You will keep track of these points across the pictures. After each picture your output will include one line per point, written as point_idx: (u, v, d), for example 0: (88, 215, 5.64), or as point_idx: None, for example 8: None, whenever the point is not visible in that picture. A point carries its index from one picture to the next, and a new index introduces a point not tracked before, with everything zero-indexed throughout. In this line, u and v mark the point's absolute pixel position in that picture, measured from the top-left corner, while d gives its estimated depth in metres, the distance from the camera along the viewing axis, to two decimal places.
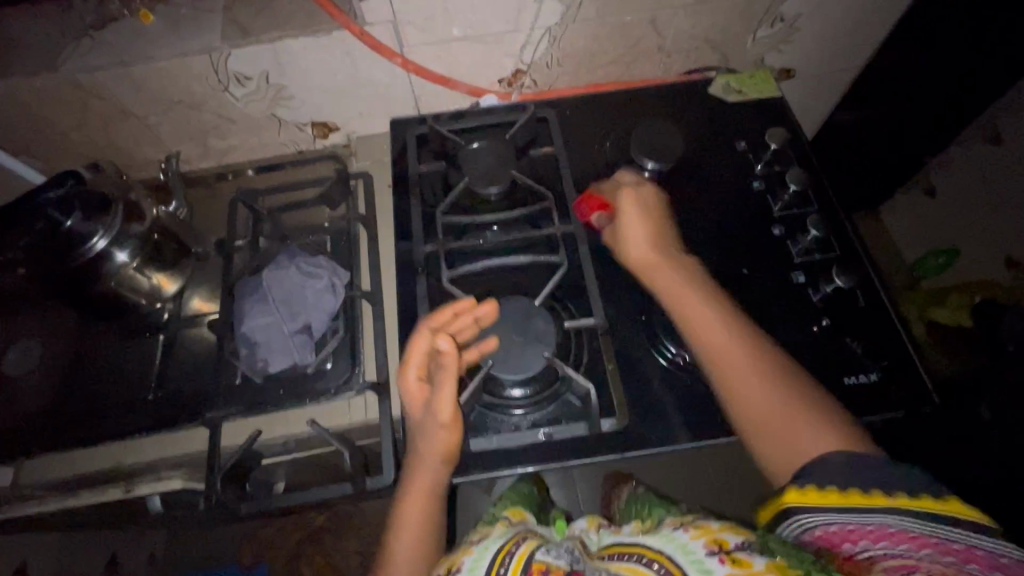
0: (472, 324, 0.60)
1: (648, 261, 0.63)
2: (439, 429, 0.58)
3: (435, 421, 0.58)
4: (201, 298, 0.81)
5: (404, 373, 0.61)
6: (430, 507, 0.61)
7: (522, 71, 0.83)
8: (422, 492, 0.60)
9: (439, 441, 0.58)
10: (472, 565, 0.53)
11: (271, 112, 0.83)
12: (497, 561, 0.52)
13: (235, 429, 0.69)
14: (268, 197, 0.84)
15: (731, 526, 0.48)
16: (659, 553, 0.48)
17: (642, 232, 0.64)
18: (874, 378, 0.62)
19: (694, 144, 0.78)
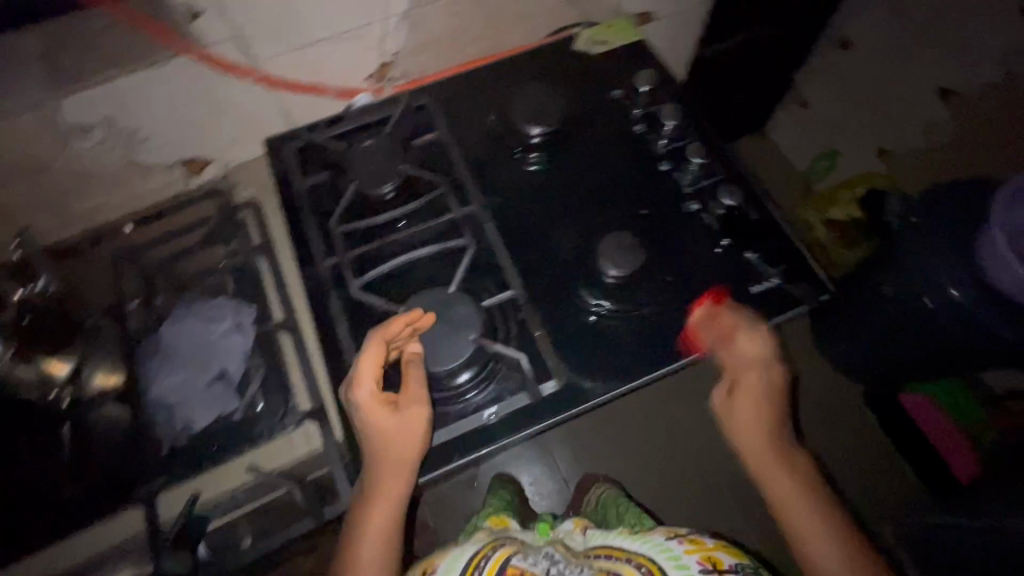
0: (410, 335, 0.60)
1: (749, 413, 0.60)
2: (406, 434, 0.57)
3: (404, 431, 0.57)
4: (102, 372, 0.70)
5: (355, 389, 0.58)
6: (394, 523, 0.60)
7: (389, 64, 0.81)
8: (386, 505, 0.59)
9: (409, 445, 0.57)
10: (449, 564, 0.59)
11: (130, 159, 0.76)
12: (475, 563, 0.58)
13: (172, 497, 0.65)
14: (152, 251, 0.78)
15: (724, 547, 0.58)
16: (650, 560, 0.57)
17: (752, 397, 0.60)
18: (777, 282, 0.67)
19: (573, 102, 0.79)
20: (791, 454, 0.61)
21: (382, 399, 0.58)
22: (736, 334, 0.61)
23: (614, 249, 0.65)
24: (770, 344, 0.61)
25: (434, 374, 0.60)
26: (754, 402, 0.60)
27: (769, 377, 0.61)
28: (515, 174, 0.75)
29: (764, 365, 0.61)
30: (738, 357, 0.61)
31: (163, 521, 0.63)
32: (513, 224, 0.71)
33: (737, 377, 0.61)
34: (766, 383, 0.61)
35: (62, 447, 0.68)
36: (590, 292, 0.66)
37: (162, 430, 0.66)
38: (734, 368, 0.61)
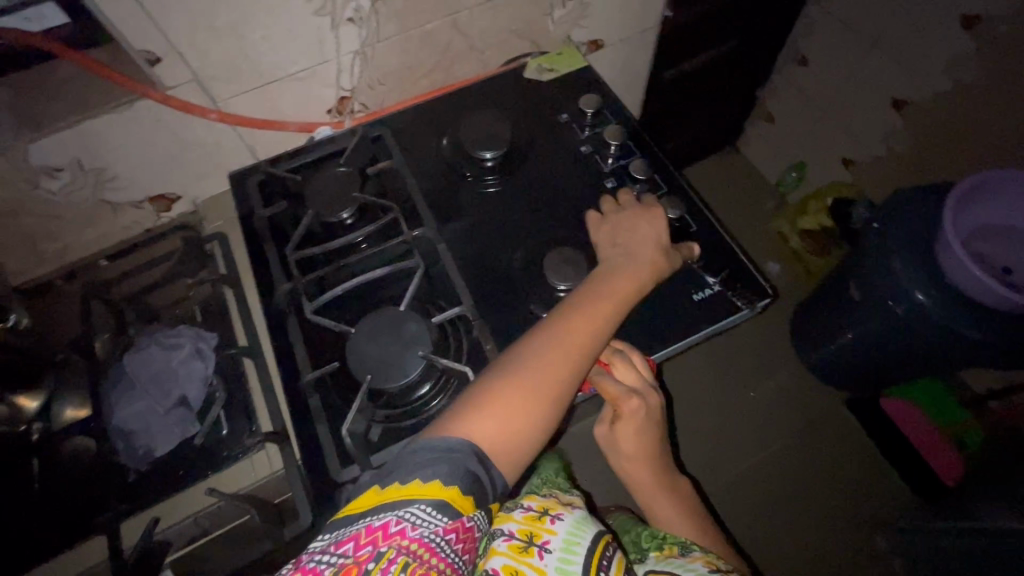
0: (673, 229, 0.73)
1: (627, 437, 0.65)
2: (656, 261, 0.66)
3: (634, 276, 0.64)
4: (72, 404, 0.72)
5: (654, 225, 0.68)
6: (569, 374, 0.58)
7: (347, 98, 0.85)
8: (575, 347, 0.59)
9: (618, 292, 0.63)
10: (573, 524, 0.61)
11: (99, 198, 0.80)
12: (595, 558, 0.58)
13: (135, 523, 0.66)
14: (124, 285, 0.81)
15: None
16: None
17: (628, 428, 0.64)
18: (718, 287, 0.69)
19: (523, 127, 0.83)
20: (660, 463, 0.68)
21: (612, 237, 0.69)
22: (614, 368, 0.64)
23: (561, 264, 0.69)
24: (647, 376, 0.65)
25: (389, 390, 0.62)
26: (632, 430, 0.65)
27: (648, 401, 0.64)
28: (468, 197, 0.78)
29: (644, 395, 0.63)
30: (614, 389, 0.63)
31: (125, 548, 0.64)
32: (466, 244, 0.74)
33: (615, 408, 0.64)
34: (647, 408, 0.64)
35: (32, 481, 0.69)
36: (540, 306, 0.69)
37: (124, 459, 0.68)
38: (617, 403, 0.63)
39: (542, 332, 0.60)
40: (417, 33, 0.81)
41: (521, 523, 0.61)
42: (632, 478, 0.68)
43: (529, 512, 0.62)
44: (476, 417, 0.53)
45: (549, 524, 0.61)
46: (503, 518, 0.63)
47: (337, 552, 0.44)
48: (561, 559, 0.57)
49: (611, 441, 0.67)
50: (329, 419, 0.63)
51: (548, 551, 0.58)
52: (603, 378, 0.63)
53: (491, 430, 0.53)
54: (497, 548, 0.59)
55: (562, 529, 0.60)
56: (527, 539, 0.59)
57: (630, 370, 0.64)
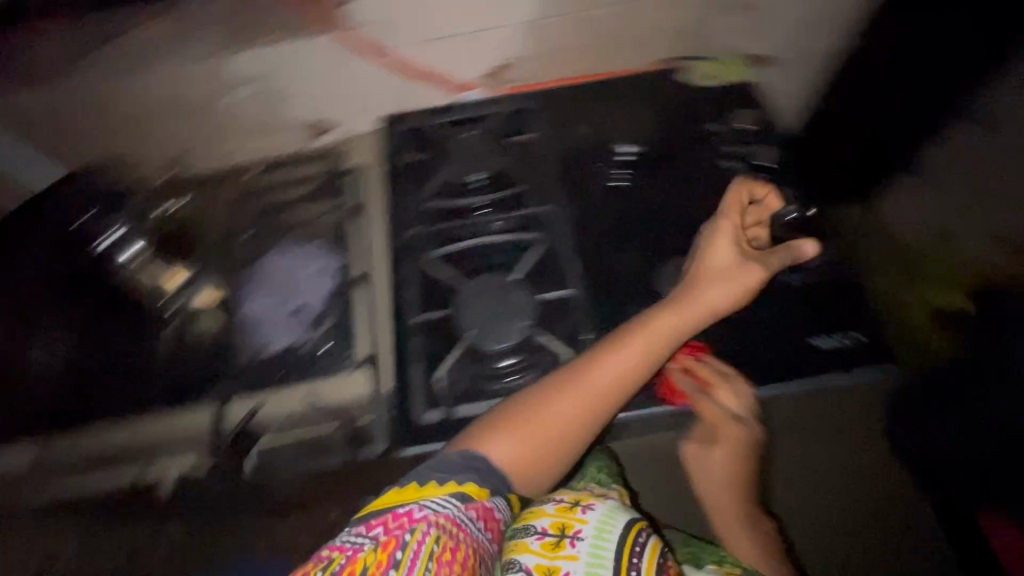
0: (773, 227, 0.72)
1: (717, 459, 0.67)
2: (721, 289, 0.64)
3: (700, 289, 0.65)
4: (209, 289, 0.81)
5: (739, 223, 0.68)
6: (596, 408, 0.58)
7: (506, 65, 0.84)
8: (603, 385, 0.59)
9: (664, 325, 0.63)
10: (607, 513, 0.52)
11: (267, 113, 0.86)
12: (628, 546, 0.49)
13: (240, 404, 0.72)
14: (269, 196, 0.88)
15: None
16: None
17: (722, 448, 0.67)
18: (836, 338, 0.68)
19: (666, 127, 0.82)
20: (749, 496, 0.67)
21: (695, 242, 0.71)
22: (718, 389, 0.68)
23: (675, 272, 0.71)
24: (751, 404, 0.68)
25: (488, 350, 0.67)
26: (726, 451, 0.66)
27: (744, 428, 0.67)
28: (595, 187, 0.78)
29: (745, 423, 0.67)
30: (710, 407, 0.67)
31: (228, 422, 0.71)
32: (588, 230, 0.74)
33: (711, 428, 0.68)
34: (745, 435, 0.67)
35: (162, 346, 0.78)
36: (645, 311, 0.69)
37: (243, 347, 0.76)
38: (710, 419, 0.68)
39: (578, 359, 0.61)
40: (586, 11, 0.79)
41: (551, 515, 0.52)
42: (714, 507, 0.67)
43: (560, 503, 0.53)
44: (500, 435, 0.55)
45: (580, 513, 0.52)
46: (531, 514, 0.53)
47: (368, 535, 0.43)
48: (595, 546, 0.48)
49: (700, 460, 0.68)
50: (425, 361, 0.68)
51: (581, 540, 0.49)
52: (703, 394, 0.68)
53: (514, 446, 0.54)
54: (527, 545, 0.49)
55: (596, 516, 0.51)
56: (559, 531, 0.49)
57: (739, 393, 0.68)
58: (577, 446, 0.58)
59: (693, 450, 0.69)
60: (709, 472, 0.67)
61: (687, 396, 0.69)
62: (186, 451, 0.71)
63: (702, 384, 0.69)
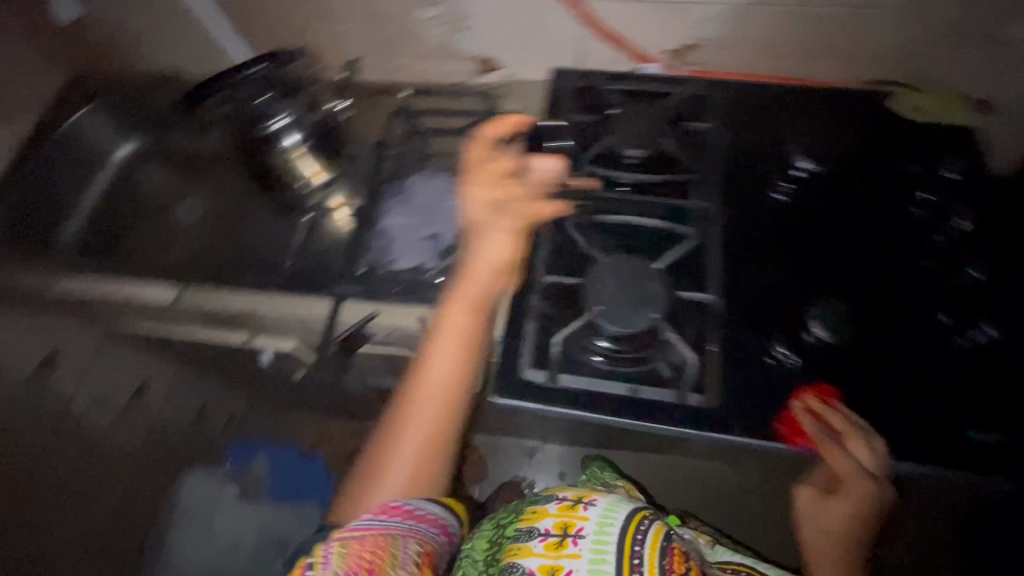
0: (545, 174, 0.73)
1: (828, 513, 0.60)
2: (472, 319, 0.65)
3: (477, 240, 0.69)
4: (341, 195, 0.87)
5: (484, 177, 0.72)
6: (453, 418, 0.64)
7: (693, 47, 0.80)
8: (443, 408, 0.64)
9: (444, 361, 0.64)
10: (607, 508, 0.62)
11: (446, 40, 0.87)
12: (629, 536, 0.58)
13: (356, 307, 0.75)
14: (423, 119, 0.90)
15: None
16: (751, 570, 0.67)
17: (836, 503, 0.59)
18: (998, 438, 0.58)
19: (853, 157, 0.75)
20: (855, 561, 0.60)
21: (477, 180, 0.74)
22: (846, 437, 0.58)
23: (824, 311, 0.65)
24: (885, 461, 0.57)
25: (608, 332, 0.63)
26: (840, 508, 0.59)
27: (872, 490, 0.58)
28: (753, 194, 0.73)
29: (879, 484, 0.57)
30: (832, 454, 0.58)
31: (340, 322, 0.74)
32: (738, 241, 0.70)
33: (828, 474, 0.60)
34: (871, 497, 0.58)
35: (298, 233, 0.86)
36: (779, 339, 0.64)
37: (370, 254, 0.78)
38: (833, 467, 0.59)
39: (405, 394, 0.65)
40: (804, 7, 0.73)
41: (554, 517, 0.62)
42: (815, 562, 0.61)
43: (563, 503, 0.63)
44: (382, 486, 0.61)
45: (581, 511, 0.62)
46: (536, 515, 0.63)
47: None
48: (595, 543, 0.58)
49: (813, 511, 0.61)
50: (538, 322, 0.66)
51: (582, 538, 0.59)
52: (825, 436, 0.58)
53: (402, 482, 0.62)
54: (532, 548, 0.59)
55: (594, 515, 0.60)
56: (562, 530, 0.60)
57: (872, 447, 0.57)
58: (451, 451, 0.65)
59: (801, 494, 0.62)
60: (812, 522, 0.61)
61: (814, 441, 0.58)
62: (292, 334, 0.76)
63: (828, 427, 0.58)
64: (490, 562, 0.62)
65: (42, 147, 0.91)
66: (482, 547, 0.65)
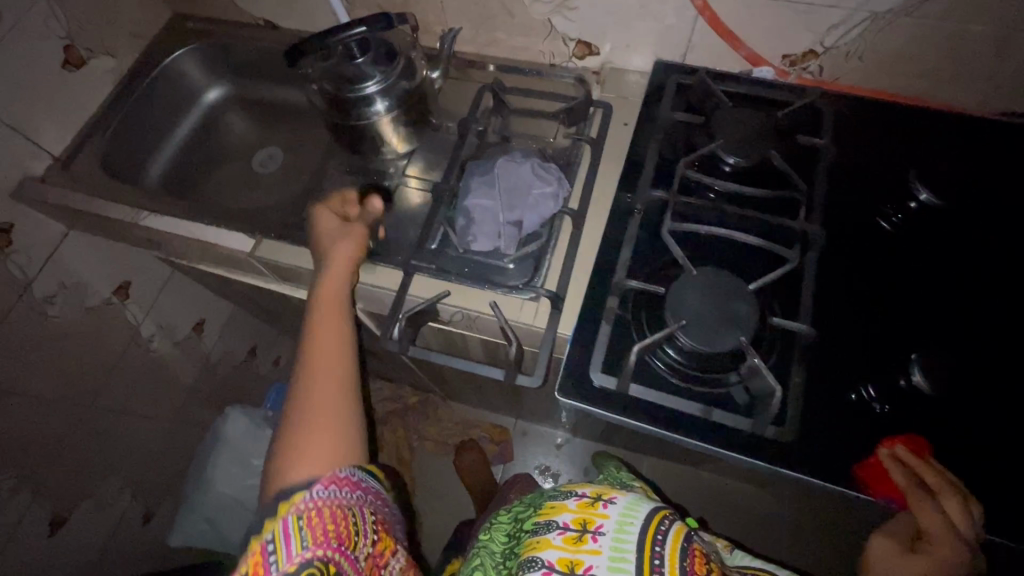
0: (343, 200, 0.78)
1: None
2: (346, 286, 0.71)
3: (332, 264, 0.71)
4: (418, 166, 0.87)
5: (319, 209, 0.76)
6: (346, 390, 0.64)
7: (814, 54, 0.75)
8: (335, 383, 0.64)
9: (331, 334, 0.67)
10: (627, 505, 0.53)
11: (549, 18, 0.84)
12: (650, 535, 0.49)
13: (427, 282, 0.74)
14: (512, 97, 0.88)
15: None
16: None
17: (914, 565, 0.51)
18: None
19: (984, 194, 0.68)
20: None
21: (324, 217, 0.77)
22: (938, 492, 0.52)
23: (940, 361, 0.58)
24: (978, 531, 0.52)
25: (688, 347, 0.59)
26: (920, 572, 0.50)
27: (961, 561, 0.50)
28: (856, 221, 0.69)
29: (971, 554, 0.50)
30: (920, 506, 0.52)
31: (409, 294, 0.73)
32: (834, 269, 0.66)
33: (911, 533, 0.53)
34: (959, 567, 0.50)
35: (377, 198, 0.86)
36: (872, 381, 0.59)
37: (453, 235, 0.73)
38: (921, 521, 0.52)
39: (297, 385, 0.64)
40: (950, 25, 0.67)
41: (573, 513, 0.53)
42: None
43: (583, 498, 0.55)
44: (293, 466, 0.57)
45: (602, 509, 0.53)
46: (554, 509, 0.55)
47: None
48: (614, 542, 0.49)
49: (886, 569, 0.52)
50: (612, 325, 0.64)
51: (602, 535, 0.50)
52: (914, 484, 0.53)
53: (313, 454, 0.58)
54: (550, 540, 0.52)
55: (615, 514, 0.51)
56: (581, 526, 0.51)
57: (967, 511, 0.52)
58: (360, 413, 0.64)
59: (872, 550, 0.54)
60: None
61: (904, 493, 0.53)
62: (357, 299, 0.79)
63: (920, 476, 0.53)
64: (509, 556, 0.58)
65: (144, 85, 0.95)
66: (502, 538, 0.62)
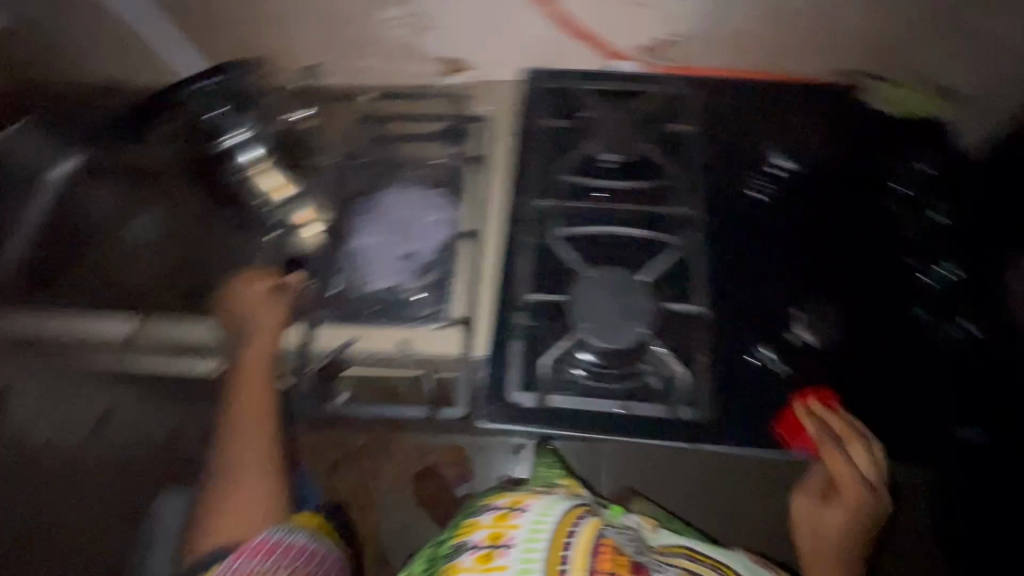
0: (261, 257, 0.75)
1: (827, 527, 0.56)
2: (271, 344, 0.67)
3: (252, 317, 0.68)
4: (307, 209, 0.80)
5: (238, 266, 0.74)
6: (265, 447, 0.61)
7: (672, 43, 0.77)
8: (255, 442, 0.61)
9: (254, 394, 0.63)
10: (540, 511, 0.51)
11: (411, 42, 0.83)
12: (561, 536, 0.47)
13: (327, 333, 0.68)
14: (390, 125, 0.86)
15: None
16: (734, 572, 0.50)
17: (835, 519, 0.55)
18: (982, 435, 0.60)
19: (834, 152, 0.74)
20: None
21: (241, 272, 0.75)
22: (845, 440, 0.57)
23: (811, 316, 0.65)
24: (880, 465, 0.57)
25: (596, 347, 0.62)
26: (839, 516, 0.55)
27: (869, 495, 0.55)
28: (734, 196, 0.72)
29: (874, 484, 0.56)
30: (831, 455, 0.57)
31: (312, 348, 0.68)
32: (721, 246, 0.69)
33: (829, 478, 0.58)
34: (868, 502, 0.55)
35: None
36: (765, 343, 0.64)
37: (346, 277, 0.72)
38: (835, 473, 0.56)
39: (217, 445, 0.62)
40: (779, 1, 0.72)
41: (486, 531, 0.50)
42: None
43: (496, 511, 0.52)
44: (208, 534, 0.55)
45: (513, 519, 0.50)
46: (469, 529, 0.52)
47: None
48: (523, 552, 0.46)
49: (810, 518, 0.57)
50: (525, 339, 0.65)
51: (512, 547, 0.47)
52: (827, 436, 0.58)
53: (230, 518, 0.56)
54: (461, 564, 0.48)
55: (526, 520, 0.49)
56: (493, 542, 0.48)
57: (867, 451, 0.57)
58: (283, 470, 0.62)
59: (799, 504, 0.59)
60: (807, 538, 0.57)
61: (814, 443, 0.58)
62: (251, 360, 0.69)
63: (829, 424, 0.58)
64: None
65: None
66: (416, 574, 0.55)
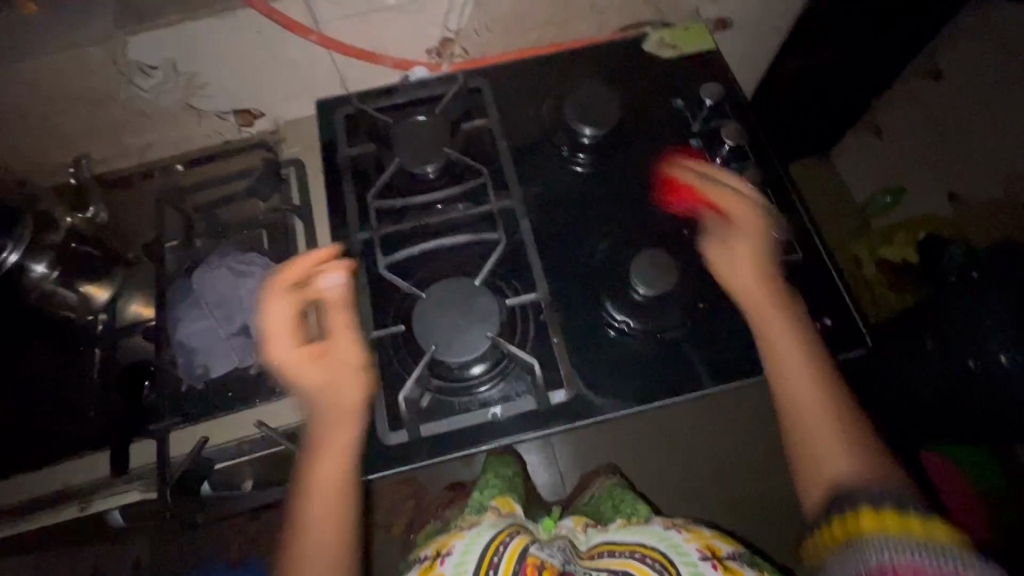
0: (316, 271, 0.63)
1: (751, 285, 0.63)
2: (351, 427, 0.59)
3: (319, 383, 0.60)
4: (138, 302, 0.76)
5: (279, 294, 0.62)
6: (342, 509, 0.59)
7: (450, 40, 0.80)
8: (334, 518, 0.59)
9: (332, 472, 0.59)
10: (464, 551, 0.59)
11: (187, 102, 0.77)
12: (486, 562, 0.58)
13: (183, 437, 0.67)
14: (195, 195, 0.79)
15: (719, 535, 0.62)
16: (654, 548, 0.59)
17: (746, 260, 0.63)
18: (825, 325, 0.65)
19: (632, 105, 0.77)
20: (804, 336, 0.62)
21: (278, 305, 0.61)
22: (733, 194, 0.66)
23: (645, 269, 0.62)
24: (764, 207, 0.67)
25: (449, 364, 0.60)
26: (747, 252, 0.63)
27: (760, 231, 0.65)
28: (552, 173, 0.74)
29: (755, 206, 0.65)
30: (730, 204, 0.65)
31: (173, 458, 0.66)
32: (550, 225, 0.71)
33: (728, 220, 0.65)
34: (759, 219, 0.64)
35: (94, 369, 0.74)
36: (616, 309, 0.64)
37: (181, 373, 0.68)
38: (735, 220, 0.65)
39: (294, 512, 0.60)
40: None
41: None
42: (776, 361, 0.61)
43: (424, 564, 0.61)
44: None
45: (439, 568, 0.59)
46: None
47: None
48: None
49: (725, 262, 0.64)
50: (384, 380, 0.62)
51: None
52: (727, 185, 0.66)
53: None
54: None
55: (449, 567, 0.58)
56: None
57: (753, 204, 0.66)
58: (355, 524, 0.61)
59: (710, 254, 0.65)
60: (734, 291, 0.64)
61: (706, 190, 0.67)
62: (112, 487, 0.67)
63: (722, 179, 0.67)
64: None
65: None
66: None
